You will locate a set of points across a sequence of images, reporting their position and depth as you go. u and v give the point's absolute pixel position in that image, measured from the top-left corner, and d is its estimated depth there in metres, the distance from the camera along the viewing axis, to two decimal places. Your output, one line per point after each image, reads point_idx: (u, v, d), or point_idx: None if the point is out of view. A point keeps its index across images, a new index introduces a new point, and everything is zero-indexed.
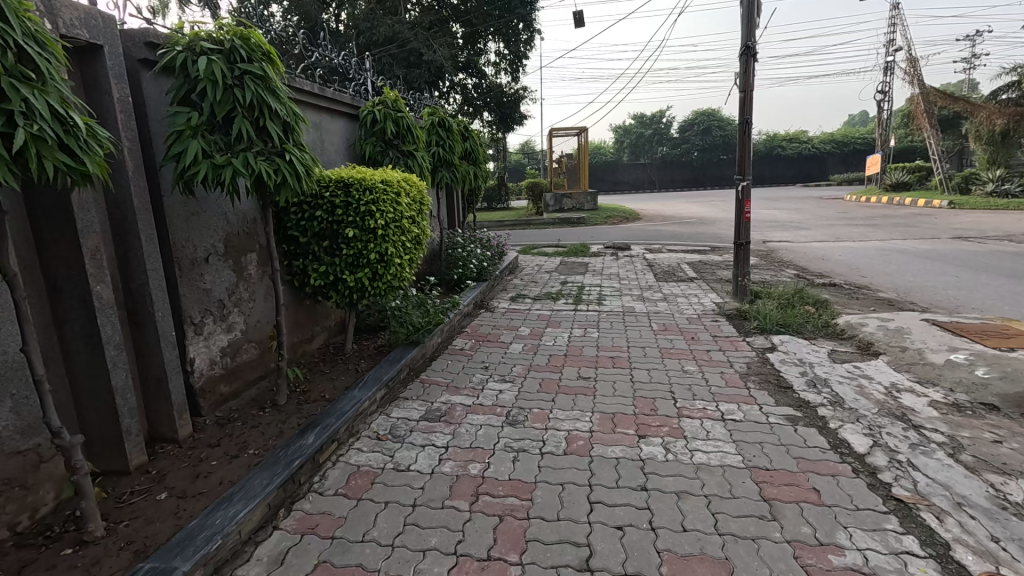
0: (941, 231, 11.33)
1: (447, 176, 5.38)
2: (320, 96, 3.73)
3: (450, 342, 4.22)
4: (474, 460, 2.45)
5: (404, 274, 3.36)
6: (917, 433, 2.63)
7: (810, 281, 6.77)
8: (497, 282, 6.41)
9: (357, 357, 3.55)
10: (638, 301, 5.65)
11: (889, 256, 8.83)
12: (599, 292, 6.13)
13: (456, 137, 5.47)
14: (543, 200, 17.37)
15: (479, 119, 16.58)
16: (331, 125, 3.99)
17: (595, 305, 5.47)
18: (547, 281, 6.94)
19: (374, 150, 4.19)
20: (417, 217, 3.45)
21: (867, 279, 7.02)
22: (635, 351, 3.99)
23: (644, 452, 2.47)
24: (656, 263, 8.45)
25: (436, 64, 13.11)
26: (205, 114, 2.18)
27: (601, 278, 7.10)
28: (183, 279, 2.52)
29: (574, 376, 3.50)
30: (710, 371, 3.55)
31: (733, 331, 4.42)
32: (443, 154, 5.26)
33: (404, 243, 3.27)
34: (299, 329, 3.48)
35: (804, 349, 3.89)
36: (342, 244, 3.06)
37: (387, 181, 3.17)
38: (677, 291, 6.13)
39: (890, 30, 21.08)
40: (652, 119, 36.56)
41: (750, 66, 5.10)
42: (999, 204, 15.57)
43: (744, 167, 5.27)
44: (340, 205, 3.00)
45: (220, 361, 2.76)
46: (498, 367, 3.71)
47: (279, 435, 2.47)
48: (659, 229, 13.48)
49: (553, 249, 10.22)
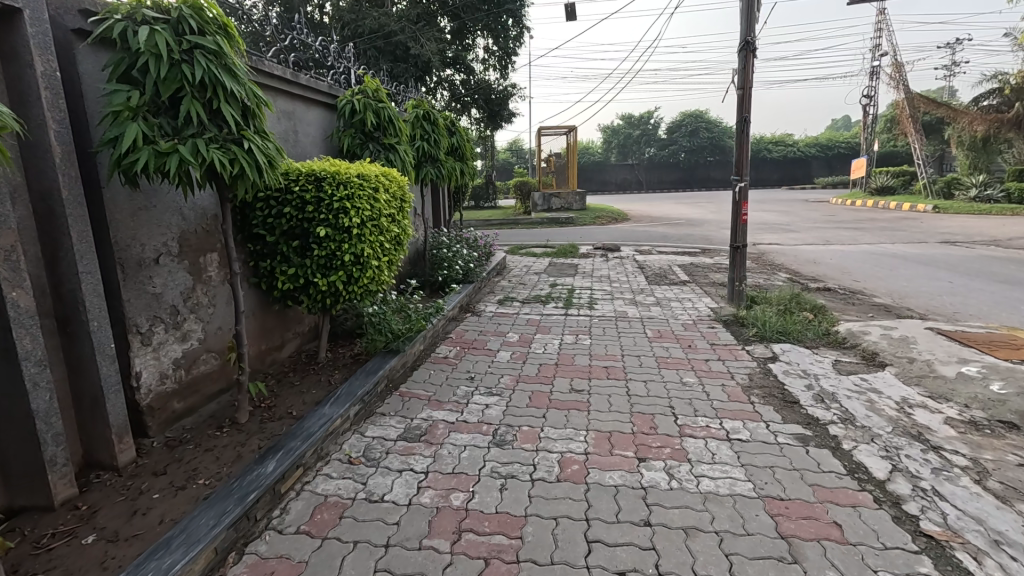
0: (927, 235, 11.36)
1: (433, 172, 5.10)
2: (292, 82, 3.42)
3: (433, 349, 3.95)
4: (457, 489, 2.19)
5: (382, 277, 3.08)
6: (938, 456, 2.44)
7: (804, 286, 6.63)
8: (484, 284, 6.15)
9: (331, 366, 3.26)
10: (631, 305, 5.43)
11: (880, 260, 8.77)
12: (590, 295, 5.91)
13: (442, 131, 5.19)
14: (531, 199, 17.14)
15: (467, 115, 16.26)
16: (306, 114, 3.69)
17: (586, 310, 5.23)
18: (537, 283, 6.70)
19: (352, 142, 3.89)
20: (397, 215, 3.16)
21: (861, 283, 6.91)
22: (630, 360, 3.76)
23: (646, 480, 2.23)
24: (647, 265, 8.26)
25: (423, 58, 12.80)
26: (148, 94, 1.88)
27: (591, 280, 6.87)
28: (128, 283, 2.22)
29: (566, 389, 3.25)
30: (711, 383, 3.33)
31: (731, 339, 4.23)
32: (428, 149, 4.98)
33: (383, 243, 2.99)
34: (267, 337, 3.18)
35: (807, 359, 3.70)
36: (313, 244, 2.77)
37: (363, 175, 2.88)
38: (670, 295, 5.93)
39: (876, 36, 21.26)
40: (640, 120, 36.55)
41: (749, 62, 4.91)
42: (982, 208, 15.75)
43: (741, 167, 5.09)
44: (311, 200, 2.71)
45: (172, 374, 2.46)
46: (484, 378, 3.45)
47: (236, 461, 2.19)
48: (648, 231, 13.32)
49: (542, 250, 9.99)
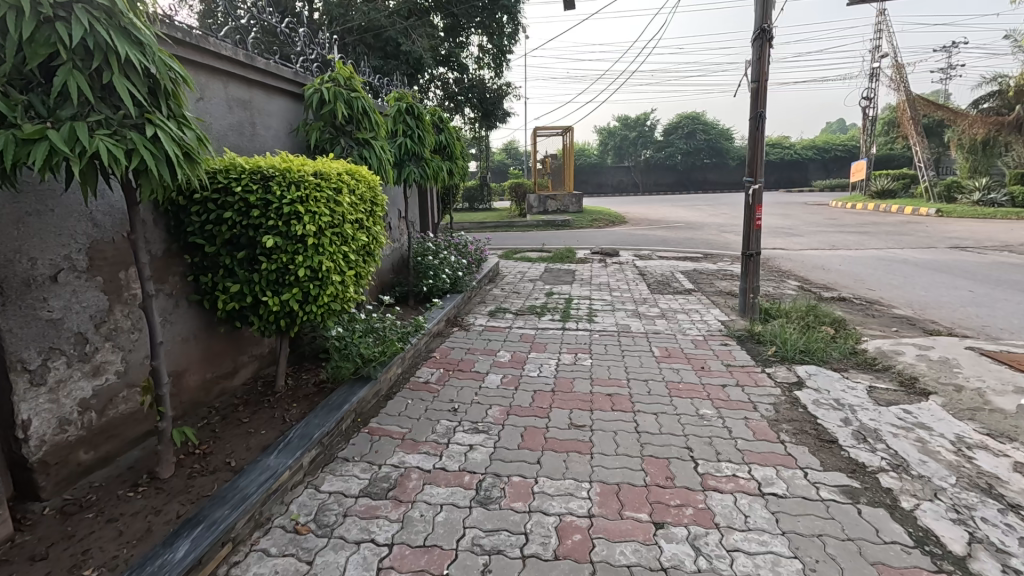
0: (935, 240, 10.99)
1: (417, 172, 4.63)
2: (246, 66, 2.94)
3: (413, 371, 3.49)
4: (426, 572, 1.72)
5: (348, 294, 2.60)
6: (1021, 519, 1.99)
7: (817, 295, 6.20)
8: (475, 293, 5.69)
9: (289, 397, 2.79)
10: (633, 318, 4.99)
11: (890, 266, 8.37)
12: (590, 306, 5.46)
13: (427, 127, 4.72)
14: (527, 201, 16.73)
15: (460, 115, 15.84)
16: (265, 104, 3.20)
17: (585, 323, 4.78)
18: (532, 292, 6.24)
19: (321, 137, 3.40)
20: (367, 220, 2.70)
21: (876, 293, 6.48)
22: (637, 386, 3.31)
23: (666, 558, 1.78)
24: (649, 272, 7.81)
25: (415, 55, 12.33)
26: (9, 62, 1.40)
27: (590, 289, 6.43)
28: (8, 308, 1.74)
29: (564, 424, 2.80)
30: (731, 417, 2.88)
31: (748, 359, 3.79)
32: (413, 146, 4.50)
33: (347, 254, 2.52)
34: (213, 363, 2.70)
35: (837, 387, 3.25)
36: (261, 256, 2.30)
37: (321, 173, 2.40)
38: (676, 306, 5.48)
39: (875, 38, 21.01)
40: (636, 122, 36.24)
41: (765, 52, 4.48)
42: (986, 212, 15.44)
43: (755, 168, 4.65)
44: (257, 203, 2.23)
45: (77, 419, 1.98)
46: (470, 409, 2.98)
47: (142, 538, 1.71)
48: (647, 234, 12.88)
49: (537, 255, 9.52)
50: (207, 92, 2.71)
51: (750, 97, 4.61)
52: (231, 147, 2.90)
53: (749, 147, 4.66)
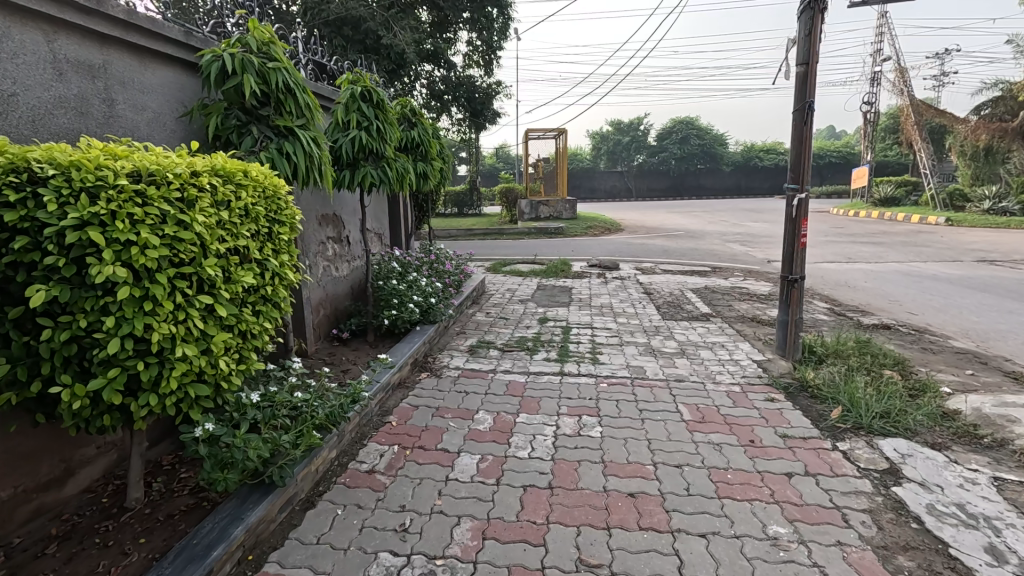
0: (956, 253, 10.18)
1: (375, 173, 3.61)
2: (91, 10, 1.94)
3: (355, 452, 2.50)
4: None
5: (224, 370, 1.61)
6: None
7: (857, 323, 5.30)
8: (453, 322, 4.72)
9: (144, 523, 1.79)
10: (647, 356, 4.04)
11: (922, 283, 7.52)
12: (591, 337, 4.52)
13: (390, 118, 3.73)
14: (518, 207, 15.81)
15: (448, 114, 14.90)
16: (133, 74, 2.19)
17: (589, 364, 3.81)
18: (522, 317, 5.27)
19: (223, 123, 2.39)
20: (258, 246, 1.70)
21: (921, 319, 5.59)
22: (668, 478, 2.34)
23: None
24: (655, 290, 6.86)
25: (396, 50, 11.30)
26: None
27: (591, 313, 5.46)
28: None
29: (570, 562, 1.81)
30: (819, 544, 1.91)
31: (809, 427, 2.84)
32: (370, 142, 3.51)
33: (216, 308, 1.53)
34: (16, 473, 1.69)
35: (953, 480, 2.31)
36: (42, 315, 1.30)
37: (155, 173, 1.39)
38: (695, 338, 4.55)
39: (876, 41, 20.43)
40: (630, 127, 35.61)
41: (817, 26, 3.55)
42: (996, 221, 14.70)
43: (801, 174, 3.73)
44: (20, 225, 1.22)
45: None
46: (429, 527, 2.00)
47: None
48: (647, 244, 12.00)
49: (529, 268, 8.55)
50: (11, 45, 1.71)
51: (797, 83, 3.69)
52: (61, 133, 1.89)
53: (795, 149, 3.74)
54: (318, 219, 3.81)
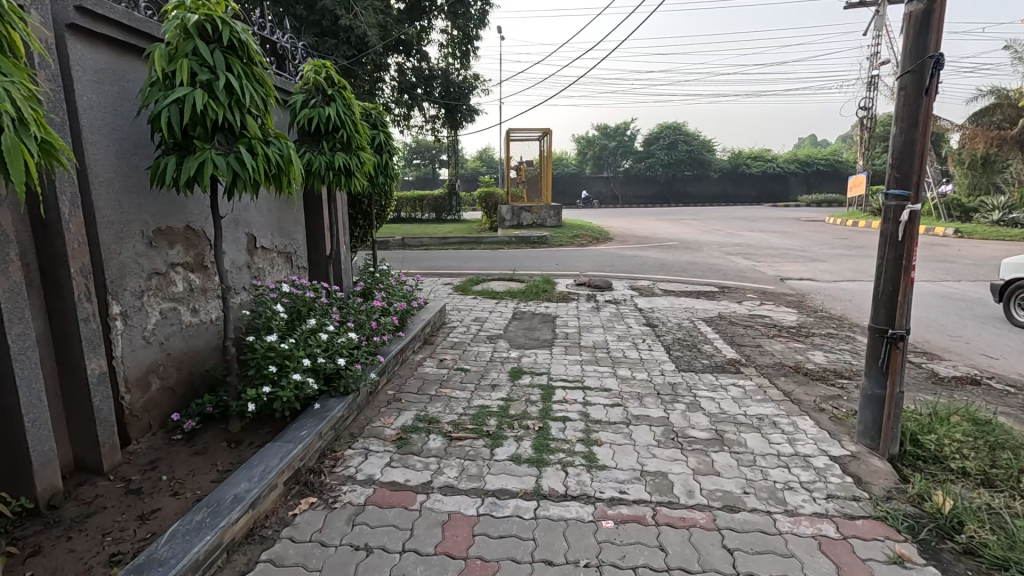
0: (987, 270, 8.96)
1: (228, 160, 2.13)
2: None
3: None
4: None
5: None
6: None
7: (935, 375, 3.97)
8: (383, 383, 3.29)
9: None
10: (671, 450, 2.64)
11: (973, 311, 6.25)
12: (583, 408, 3.12)
13: (257, 73, 2.27)
14: (498, 212, 14.40)
15: (421, 111, 13.47)
16: None
17: (582, 472, 2.40)
18: (488, 367, 3.84)
19: None
20: None
21: (1008, 367, 4.28)
22: None
23: None
24: (660, 320, 5.51)
25: (356, 32, 9.77)
26: None
27: (581, 361, 4.03)
28: None
29: None
30: None
31: None
32: (212, 111, 2.05)
33: None
34: None
35: None
36: None
37: None
38: (733, 408, 3.17)
39: (874, 44, 19.55)
40: (616, 131, 34.52)
41: None
42: (1007, 234, 13.64)
43: (916, 174, 2.38)
44: None
45: None
46: None
47: None
48: (641, 255, 10.71)
49: (505, 287, 7.14)
50: None
51: (913, 31, 2.34)
52: None
53: (907, 133, 2.38)
54: (148, 237, 2.36)
